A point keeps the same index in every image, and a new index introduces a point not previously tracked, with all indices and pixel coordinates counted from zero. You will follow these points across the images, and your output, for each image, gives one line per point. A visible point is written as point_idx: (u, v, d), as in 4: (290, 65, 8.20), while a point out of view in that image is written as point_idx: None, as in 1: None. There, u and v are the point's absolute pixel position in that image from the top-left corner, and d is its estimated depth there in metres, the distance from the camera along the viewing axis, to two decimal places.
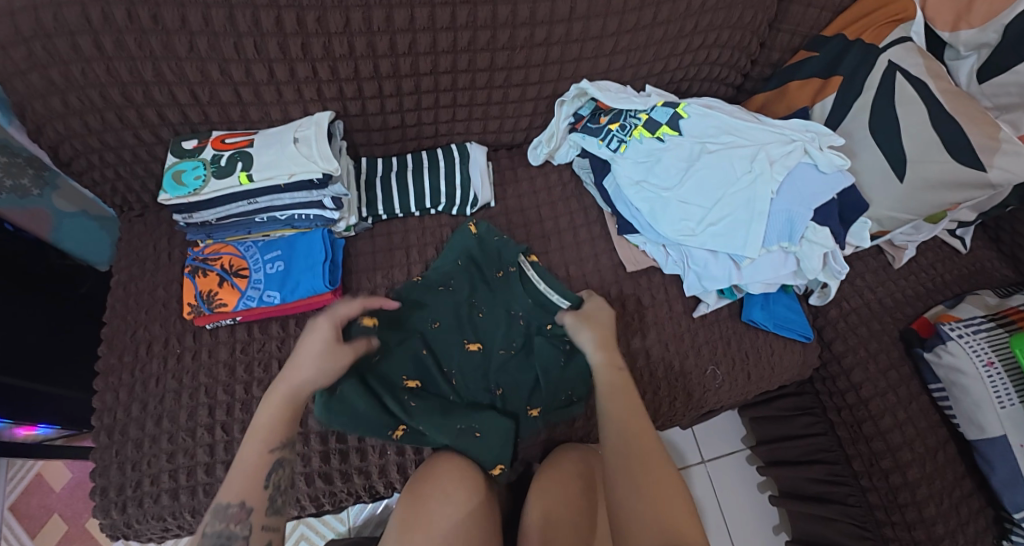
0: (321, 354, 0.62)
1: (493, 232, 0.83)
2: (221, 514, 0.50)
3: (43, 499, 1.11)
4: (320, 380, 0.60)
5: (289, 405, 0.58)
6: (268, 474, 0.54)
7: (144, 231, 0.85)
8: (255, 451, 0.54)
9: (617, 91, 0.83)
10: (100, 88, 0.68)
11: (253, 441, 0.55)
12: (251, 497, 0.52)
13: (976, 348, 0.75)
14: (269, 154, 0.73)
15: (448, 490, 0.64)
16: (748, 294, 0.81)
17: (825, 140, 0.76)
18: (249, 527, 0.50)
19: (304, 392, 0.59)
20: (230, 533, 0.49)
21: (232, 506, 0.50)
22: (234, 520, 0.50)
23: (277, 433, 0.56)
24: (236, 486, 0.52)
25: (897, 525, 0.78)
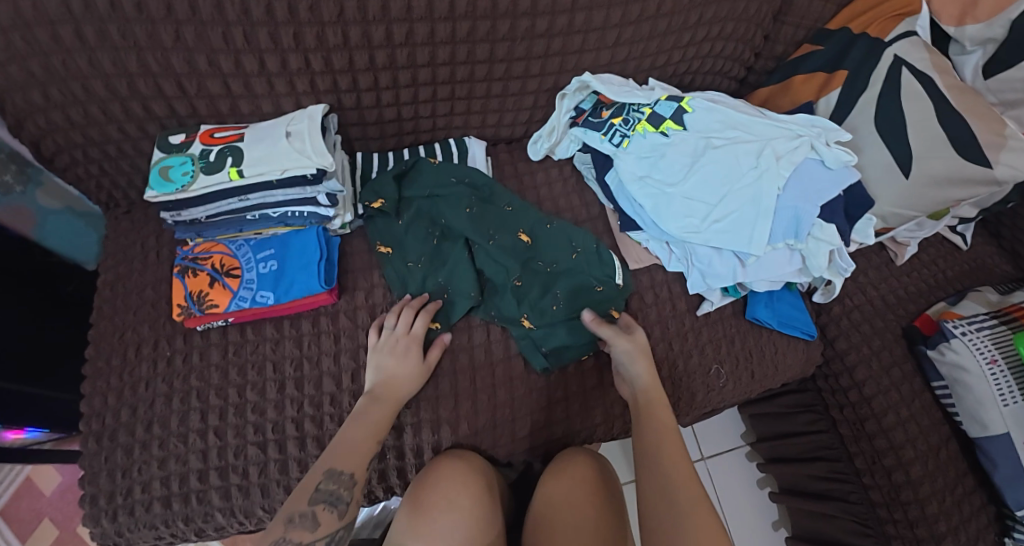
0: (410, 366, 0.70)
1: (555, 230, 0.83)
2: (333, 477, 0.57)
3: (32, 503, 1.09)
4: (413, 387, 0.69)
5: (392, 406, 0.67)
6: (370, 458, 0.62)
7: (131, 229, 0.82)
8: (353, 456, 0.60)
9: (619, 84, 0.81)
10: (83, 80, 0.65)
11: (359, 431, 0.63)
12: (356, 471, 0.59)
13: (980, 346, 0.75)
14: (261, 149, 0.70)
15: (452, 497, 0.62)
16: (752, 292, 0.80)
17: (832, 136, 0.75)
18: (350, 497, 0.56)
19: (402, 392, 0.68)
20: (338, 495, 0.56)
21: (344, 474, 0.57)
22: (342, 484, 0.57)
23: (363, 451, 0.61)
24: (347, 460, 0.59)
25: (899, 523, 0.78)
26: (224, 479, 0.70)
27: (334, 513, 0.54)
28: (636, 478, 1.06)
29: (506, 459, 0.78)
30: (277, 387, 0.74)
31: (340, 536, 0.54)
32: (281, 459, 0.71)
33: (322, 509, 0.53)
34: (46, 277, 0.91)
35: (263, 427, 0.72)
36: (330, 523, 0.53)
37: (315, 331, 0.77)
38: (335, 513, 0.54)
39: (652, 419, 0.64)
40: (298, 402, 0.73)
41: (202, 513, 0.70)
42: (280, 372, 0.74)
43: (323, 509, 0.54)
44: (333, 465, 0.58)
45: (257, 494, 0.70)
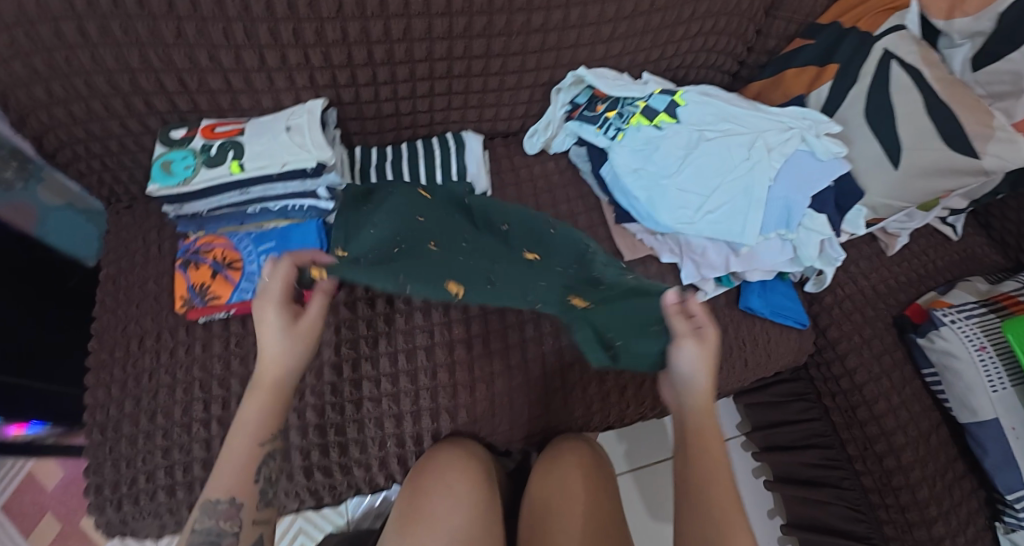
0: (281, 341, 0.53)
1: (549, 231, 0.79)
2: (208, 511, 0.46)
3: (35, 498, 1.10)
4: (298, 366, 0.54)
5: (274, 395, 0.52)
6: (258, 467, 0.50)
7: (133, 224, 0.83)
8: (237, 457, 0.49)
9: (614, 78, 0.82)
10: (85, 76, 0.66)
11: (239, 437, 0.50)
12: (241, 492, 0.48)
13: (969, 333, 0.76)
14: (262, 143, 0.71)
15: (451, 482, 0.64)
16: (745, 282, 0.81)
17: (823, 128, 0.76)
18: (239, 524, 0.48)
19: (285, 370, 0.53)
20: (219, 532, 0.46)
21: (221, 503, 0.47)
22: (223, 516, 0.47)
23: (267, 428, 0.51)
24: (222, 482, 0.48)
25: (891, 508, 0.80)
26: None
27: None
28: (633, 467, 1.07)
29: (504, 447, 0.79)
30: None
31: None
32: None
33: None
34: (48, 272, 0.92)
35: None
36: None
37: None
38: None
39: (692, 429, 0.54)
40: None
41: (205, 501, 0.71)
42: None
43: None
44: (208, 494, 0.47)
45: None
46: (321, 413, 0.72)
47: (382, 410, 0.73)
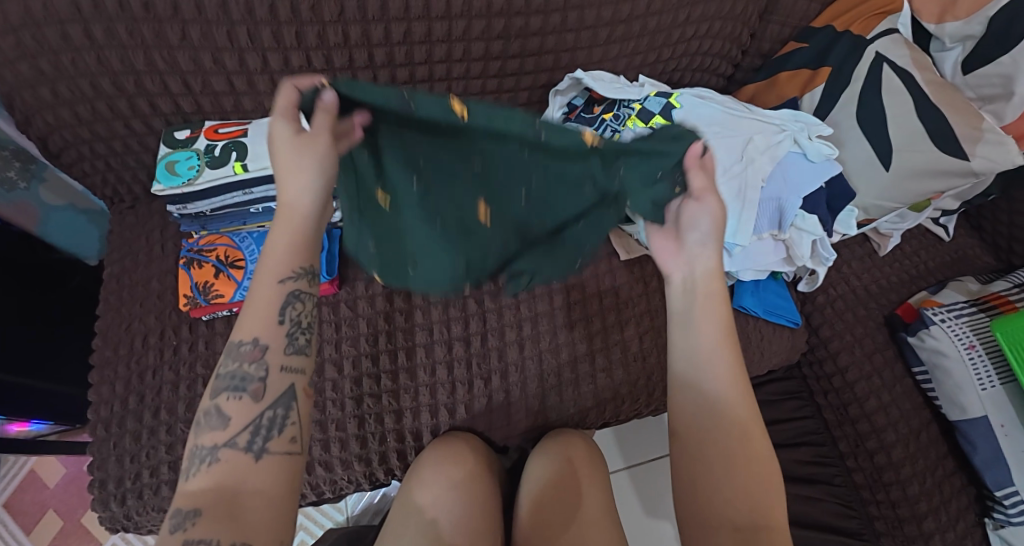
0: (309, 161, 0.48)
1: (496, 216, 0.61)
2: (233, 352, 0.44)
3: (37, 495, 1.11)
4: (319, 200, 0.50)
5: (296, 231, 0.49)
6: (282, 308, 0.47)
7: (136, 223, 0.85)
8: (260, 303, 0.46)
9: (610, 81, 0.83)
10: (91, 77, 0.67)
11: (268, 267, 0.47)
12: (266, 332, 0.45)
13: (958, 332, 0.78)
14: (263, 144, 0.72)
15: (451, 474, 0.65)
16: (738, 281, 0.82)
17: (814, 131, 0.78)
18: (264, 368, 0.44)
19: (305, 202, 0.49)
20: (244, 375, 0.44)
21: (246, 343, 0.45)
22: (248, 358, 0.44)
23: (297, 259, 0.48)
24: (248, 324, 0.45)
25: (882, 503, 0.82)
26: None
27: (246, 398, 0.43)
28: (629, 465, 1.09)
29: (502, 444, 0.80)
30: None
31: (273, 421, 0.42)
32: None
33: (229, 400, 0.43)
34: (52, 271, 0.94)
35: None
36: (242, 411, 0.42)
37: None
38: (246, 398, 0.43)
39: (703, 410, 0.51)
40: None
41: None
42: None
43: (229, 398, 0.43)
44: (233, 337, 0.45)
45: None
46: (321, 410, 0.73)
47: (382, 406, 0.75)
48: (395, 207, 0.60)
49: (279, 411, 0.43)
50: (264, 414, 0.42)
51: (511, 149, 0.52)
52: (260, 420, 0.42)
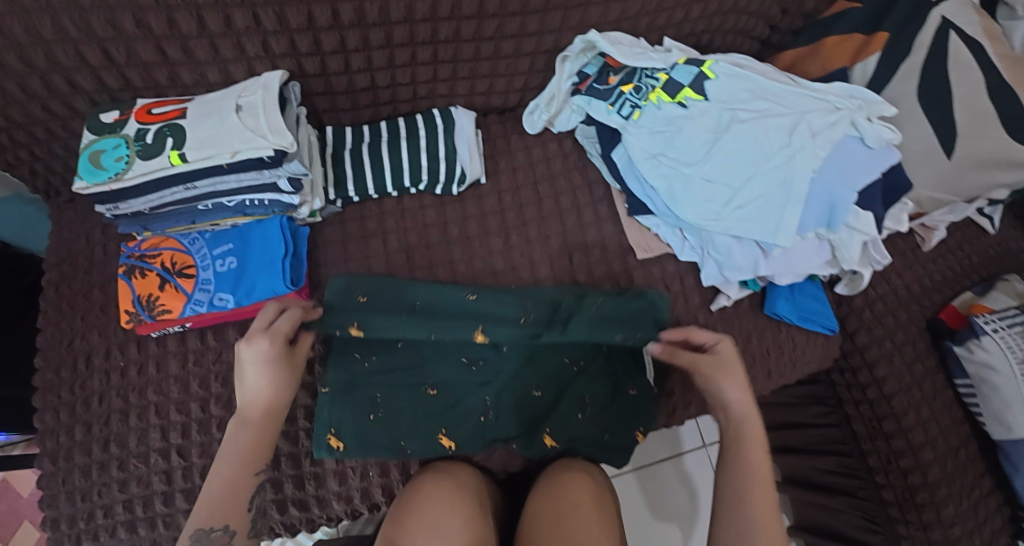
0: (272, 381, 0.53)
1: (505, 337, 0.67)
2: (201, 538, 0.48)
3: (11, 504, 1.01)
4: (286, 392, 0.54)
5: (267, 427, 0.53)
6: (250, 496, 0.53)
7: (75, 220, 0.71)
8: (206, 506, 0.49)
9: (630, 45, 0.69)
10: None
11: (224, 470, 0.51)
12: (232, 521, 0.50)
13: (1013, 344, 0.69)
14: (206, 127, 0.58)
15: (437, 522, 0.54)
16: (771, 283, 0.72)
17: (875, 109, 0.65)
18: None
19: (277, 404, 0.54)
20: None
21: (215, 531, 0.49)
22: (216, 543, 0.49)
23: (257, 460, 0.53)
24: (216, 508, 0.50)
25: (912, 524, 0.75)
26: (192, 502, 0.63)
27: None
28: (635, 466, 1.01)
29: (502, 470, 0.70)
30: None
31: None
32: None
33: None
34: (9, 267, 0.79)
35: None
36: None
37: None
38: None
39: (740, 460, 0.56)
40: None
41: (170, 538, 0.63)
42: None
43: None
44: (199, 524, 0.48)
45: None
46: (291, 442, 0.64)
47: None
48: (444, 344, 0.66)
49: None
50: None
51: (518, 396, 0.66)
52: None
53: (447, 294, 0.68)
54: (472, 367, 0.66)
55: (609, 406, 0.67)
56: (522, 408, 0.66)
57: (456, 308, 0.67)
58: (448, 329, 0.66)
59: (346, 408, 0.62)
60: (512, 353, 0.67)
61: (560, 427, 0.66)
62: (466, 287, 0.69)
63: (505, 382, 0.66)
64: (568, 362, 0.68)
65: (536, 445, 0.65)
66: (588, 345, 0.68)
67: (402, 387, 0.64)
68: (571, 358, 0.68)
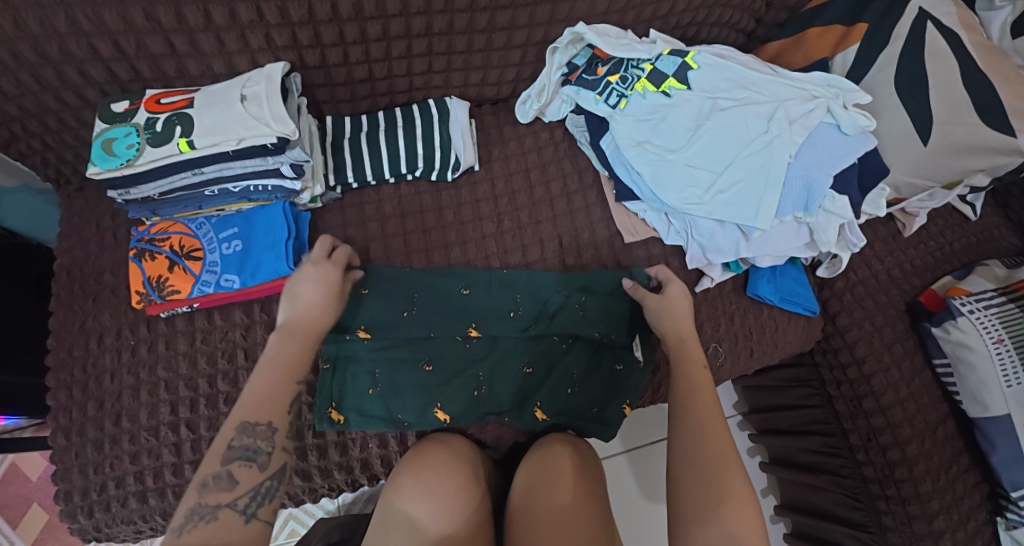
0: (328, 295, 0.57)
1: (498, 318, 0.70)
2: (246, 430, 0.45)
3: (21, 488, 1.05)
4: (330, 313, 0.57)
5: (310, 339, 0.54)
6: (290, 402, 0.50)
7: (85, 208, 0.75)
8: (257, 395, 0.48)
9: (617, 37, 0.72)
10: (9, 44, 0.56)
11: (273, 367, 0.50)
12: (276, 418, 0.47)
13: (987, 324, 0.72)
14: (212, 116, 0.62)
15: (432, 486, 0.59)
16: (754, 267, 0.75)
17: (850, 97, 0.68)
18: (273, 444, 0.46)
19: (324, 320, 0.56)
20: (256, 449, 0.45)
21: (261, 424, 0.46)
22: (260, 436, 0.46)
23: (301, 366, 0.52)
24: (261, 405, 0.47)
25: (891, 499, 0.78)
26: None
27: (253, 468, 0.44)
28: (627, 449, 1.04)
29: (495, 445, 0.74)
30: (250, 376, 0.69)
31: (269, 489, 0.45)
32: None
33: (239, 466, 0.43)
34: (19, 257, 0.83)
35: None
36: (249, 480, 0.44)
37: None
38: (255, 466, 0.44)
39: (689, 399, 0.56)
40: None
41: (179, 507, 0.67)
42: (252, 359, 0.70)
43: (240, 466, 0.44)
44: (247, 415, 0.46)
45: None
46: None
47: None
48: (440, 325, 0.68)
49: (275, 483, 0.45)
50: (263, 484, 0.44)
51: (510, 374, 0.69)
52: (260, 488, 0.44)
53: (444, 277, 0.71)
54: (467, 345, 0.69)
55: (597, 383, 0.71)
56: (514, 384, 0.69)
57: (448, 289, 0.70)
58: (441, 309, 0.69)
59: (346, 383, 0.65)
60: (503, 331, 0.70)
61: (549, 404, 0.69)
62: (460, 271, 0.72)
63: (498, 360, 0.69)
64: (560, 343, 0.71)
65: (525, 420, 0.69)
66: (581, 325, 0.70)
67: (399, 365, 0.67)
68: (562, 337, 0.71)
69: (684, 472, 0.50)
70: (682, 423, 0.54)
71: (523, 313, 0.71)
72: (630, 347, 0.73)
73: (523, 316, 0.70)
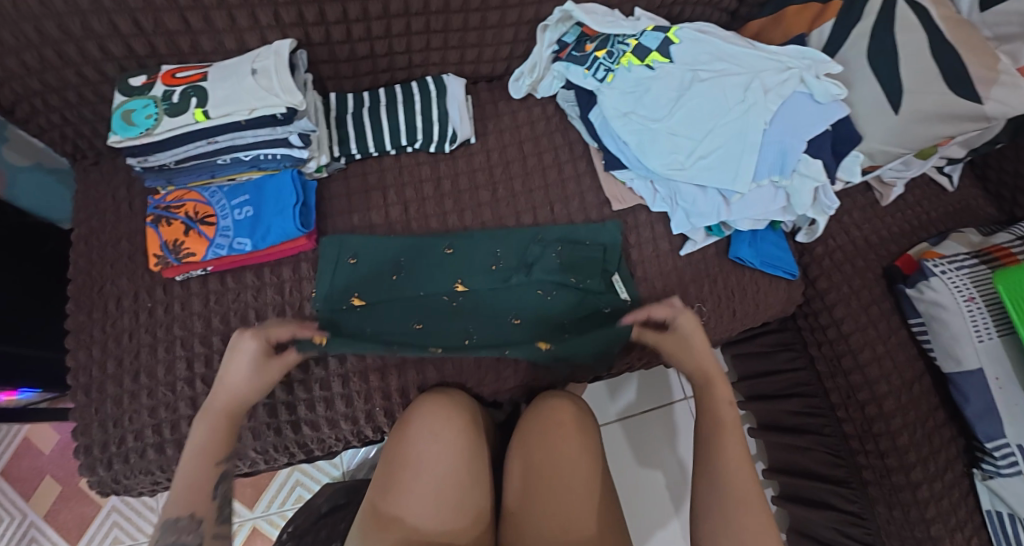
0: (246, 376, 0.59)
1: (480, 272, 0.75)
2: (169, 527, 0.48)
3: (33, 462, 1.09)
4: (254, 389, 0.60)
5: (228, 420, 0.57)
6: (214, 486, 0.53)
7: (101, 181, 0.80)
8: (186, 485, 0.51)
9: (603, 14, 0.77)
10: (35, 21, 0.61)
11: (193, 458, 0.53)
12: (199, 509, 0.50)
13: (958, 283, 0.76)
14: (225, 88, 0.66)
15: (437, 430, 0.64)
16: (736, 231, 0.79)
17: (823, 68, 0.72)
18: (200, 535, 0.49)
19: (241, 401, 0.59)
20: (183, 543, 0.47)
21: (181, 519, 0.49)
22: (184, 531, 0.48)
23: (219, 450, 0.55)
24: (185, 500, 0.50)
25: (870, 453, 0.82)
26: None
27: None
28: (620, 416, 1.08)
29: (492, 399, 0.78)
30: None
31: None
32: None
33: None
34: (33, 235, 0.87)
35: None
36: None
37: (296, 277, 0.76)
38: None
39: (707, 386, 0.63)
40: None
41: None
42: (261, 319, 0.74)
43: None
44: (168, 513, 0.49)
45: None
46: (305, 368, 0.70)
47: (366, 364, 0.72)
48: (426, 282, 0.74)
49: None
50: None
51: (502, 321, 0.74)
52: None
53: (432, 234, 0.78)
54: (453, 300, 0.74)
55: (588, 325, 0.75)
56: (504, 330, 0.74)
57: (432, 253, 0.76)
58: (427, 270, 0.75)
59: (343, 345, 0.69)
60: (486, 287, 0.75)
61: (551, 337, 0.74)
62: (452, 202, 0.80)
63: (485, 310, 0.74)
64: (545, 292, 0.75)
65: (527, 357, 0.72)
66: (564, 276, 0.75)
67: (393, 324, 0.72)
68: (546, 289, 0.75)
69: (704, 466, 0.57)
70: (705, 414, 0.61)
71: (503, 264, 0.76)
72: (613, 291, 0.76)
73: (503, 267, 0.75)
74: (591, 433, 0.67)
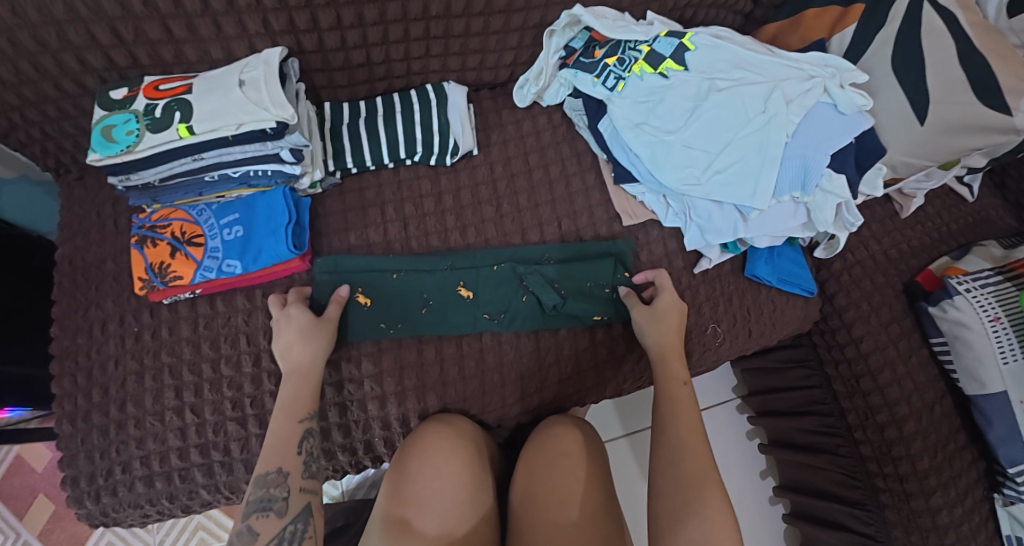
0: (303, 330, 0.62)
1: (506, 284, 0.72)
2: (259, 482, 0.50)
3: (26, 480, 1.04)
4: (317, 350, 0.62)
5: (307, 379, 0.60)
6: (299, 442, 0.56)
7: (86, 197, 0.75)
8: (277, 438, 0.55)
9: (613, 19, 0.73)
10: (7, 32, 0.56)
11: (281, 414, 0.57)
12: (285, 463, 0.53)
13: (984, 303, 0.72)
14: (211, 102, 0.62)
15: (438, 463, 0.61)
16: (752, 248, 0.76)
17: (847, 77, 0.68)
18: (286, 489, 0.51)
19: (312, 360, 0.61)
20: (270, 497, 0.50)
21: (270, 473, 0.51)
22: (273, 484, 0.51)
23: (302, 407, 0.58)
24: (272, 454, 0.53)
25: (889, 477, 0.79)
26: (206, 457, 0.68)
27: (271, 516, 0.49)
28: (628, 432, 1.05)
29: (496, 424, 0.74)
30: (253, 360, 0.70)
31: (295, 532, 0.49)
32: (262, 434, 0.69)
33: (257, 518, 0.48)
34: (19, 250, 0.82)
35: (241, 403, 0.69)
36: (269, 528, 0.48)
37: None
38: (272, 514, 0.49)
39: (677, 404, 0.59)
40: (276, 375, 0.70)
41: (186, 491, 0.68)
42: (253, 344, 0.71)
43: (257, 517, 0.48)
44: (257, 469, 0.51)
45: (241, 469, 0.68)
46: None
47: (365, 393, 0.68)
48: (450, 284, 0.71)
49: (299, 525, 0.50)
50: (286, 528, 0.49)
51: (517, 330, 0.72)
52: (284, 534, 0.49)
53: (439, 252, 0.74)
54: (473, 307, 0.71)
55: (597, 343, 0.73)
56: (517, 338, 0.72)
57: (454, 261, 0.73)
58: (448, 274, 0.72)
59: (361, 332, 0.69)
60: (472, 331, 0.71)
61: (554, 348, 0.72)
62: (454, 219, 0.76)
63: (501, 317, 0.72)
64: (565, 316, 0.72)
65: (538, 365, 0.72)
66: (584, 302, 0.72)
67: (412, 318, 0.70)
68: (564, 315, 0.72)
69: (669, 503, 0.51)
70: (670, 438, 0.56)
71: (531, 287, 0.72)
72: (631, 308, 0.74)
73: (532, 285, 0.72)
74: (600, 467, 0.62)
